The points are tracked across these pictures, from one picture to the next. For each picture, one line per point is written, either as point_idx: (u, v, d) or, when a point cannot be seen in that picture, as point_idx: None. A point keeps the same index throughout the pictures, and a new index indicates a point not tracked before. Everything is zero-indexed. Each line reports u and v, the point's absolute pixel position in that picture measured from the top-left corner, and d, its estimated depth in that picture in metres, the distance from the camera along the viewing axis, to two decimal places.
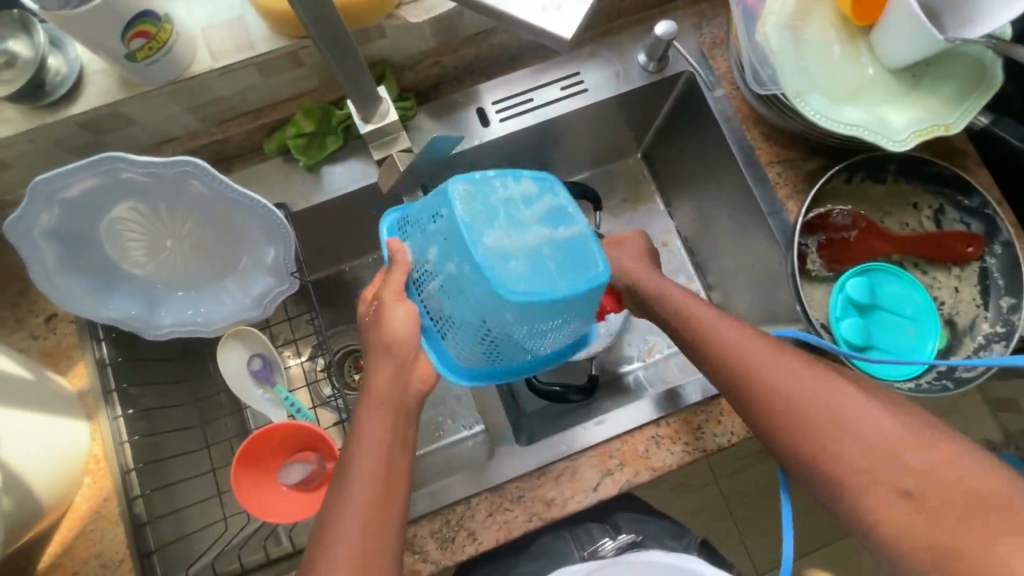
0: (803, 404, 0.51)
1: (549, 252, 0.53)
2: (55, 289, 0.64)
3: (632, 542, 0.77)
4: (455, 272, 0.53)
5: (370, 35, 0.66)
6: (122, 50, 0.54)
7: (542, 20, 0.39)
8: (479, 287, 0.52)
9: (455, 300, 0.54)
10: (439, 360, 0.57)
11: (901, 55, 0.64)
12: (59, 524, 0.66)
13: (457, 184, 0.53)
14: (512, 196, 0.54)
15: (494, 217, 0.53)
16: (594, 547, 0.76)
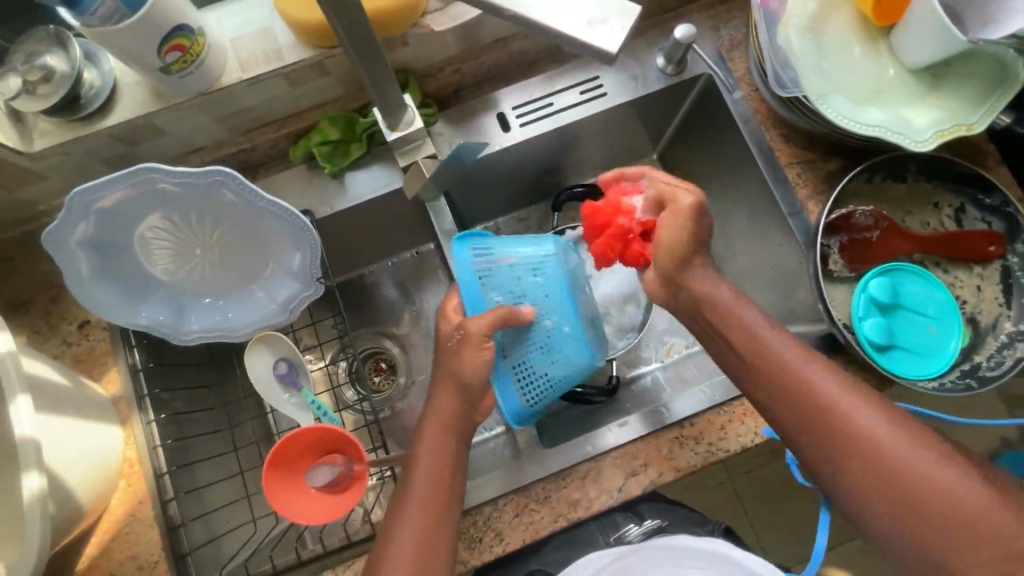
0: (832, 420, 0.53)
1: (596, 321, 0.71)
2: (88, 295, 0.65)
3: (658, 527, 0.72)
4: (551, 330, 0.66)
5: (394, 44, 0.67)
6: (157, 63, 0.56)
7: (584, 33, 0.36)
8: (564, 334, 0.66)
9: (540, 354, 0.66)
10: (509, 407, 0.65)
11: (922, 55, 0.65)
12: (96, 526, 0.68)
13: (556, 249, 0.68)
14: (574, 269, 0.70)
15: (574, 285, 0.68)
16: (620, 534, 0.71)
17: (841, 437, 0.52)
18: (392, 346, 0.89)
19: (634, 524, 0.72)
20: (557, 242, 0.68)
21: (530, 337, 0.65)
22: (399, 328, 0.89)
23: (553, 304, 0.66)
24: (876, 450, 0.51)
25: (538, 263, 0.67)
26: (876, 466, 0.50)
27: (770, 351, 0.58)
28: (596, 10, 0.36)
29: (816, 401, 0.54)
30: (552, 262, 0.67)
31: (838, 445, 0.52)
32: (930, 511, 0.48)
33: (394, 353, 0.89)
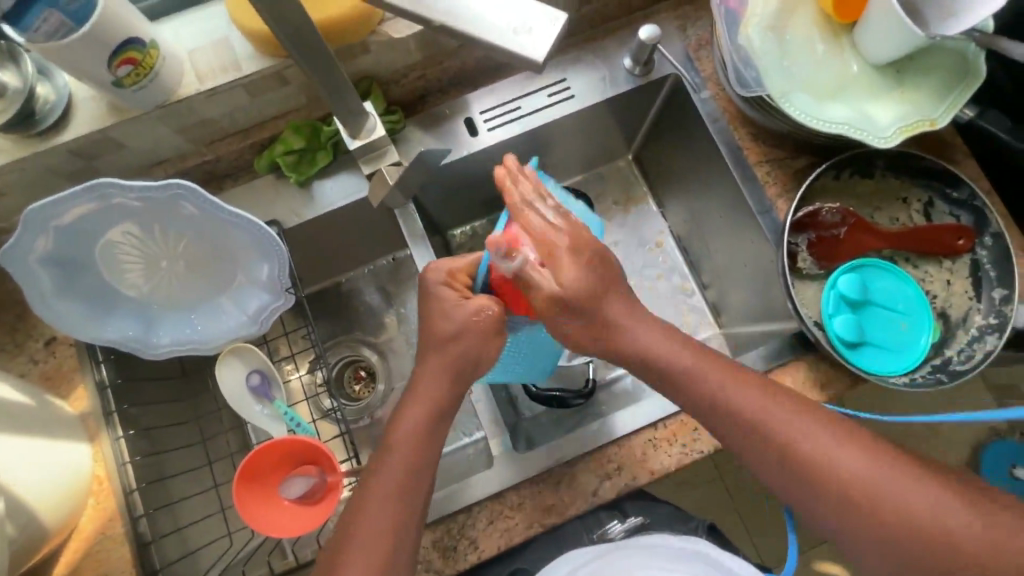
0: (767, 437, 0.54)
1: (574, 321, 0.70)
2: (51, 313, 0.65)
3: (642, 524, 0.70)
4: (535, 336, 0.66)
5: (354, 52, 0.67)
6: (109, 77, 0.55)
7: (510, 43, 0.36)
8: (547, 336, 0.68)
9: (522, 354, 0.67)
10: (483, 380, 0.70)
11: (884, 51, 0.64)
12: (65, 546, 0.67)
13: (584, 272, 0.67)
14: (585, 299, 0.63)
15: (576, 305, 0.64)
16: (603, 530, 0.70)
17: (773, 449, 0.54)
18: (370, 354, 0.88)
19: (617, 521, 0.70)
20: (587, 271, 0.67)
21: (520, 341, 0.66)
22: (376, 335, 0.89)
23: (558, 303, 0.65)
24: (807, 463, 0.53)
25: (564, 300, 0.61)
26: (803, 473, 0.53)
27: (691, 378, 0.57)
28: (523, 17, 0.36)
29: (747, 416, 0.55)
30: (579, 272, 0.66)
31: (766, 455, 0.54)
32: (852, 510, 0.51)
33: (372, 361, 0.88)
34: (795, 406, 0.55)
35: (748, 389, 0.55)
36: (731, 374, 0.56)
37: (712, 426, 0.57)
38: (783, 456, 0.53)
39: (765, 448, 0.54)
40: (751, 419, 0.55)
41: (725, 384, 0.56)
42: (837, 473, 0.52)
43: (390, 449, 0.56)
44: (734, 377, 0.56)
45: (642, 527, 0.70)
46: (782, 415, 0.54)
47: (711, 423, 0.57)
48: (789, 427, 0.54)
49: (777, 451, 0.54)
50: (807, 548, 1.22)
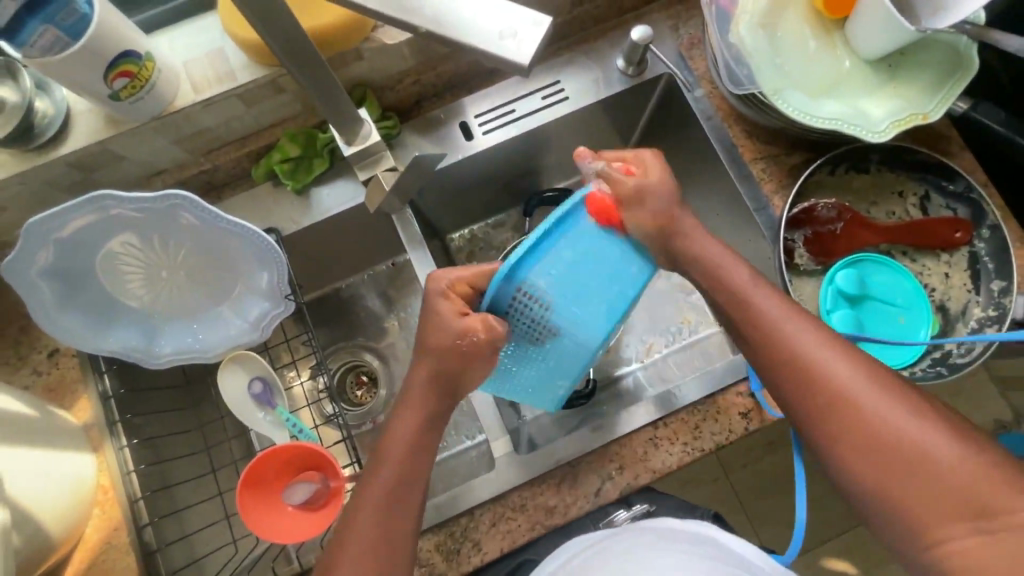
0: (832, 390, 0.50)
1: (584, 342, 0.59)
2: (54, 325, 0.65)
3: (647, 511, 0.68)
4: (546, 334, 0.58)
5: (348, 59, 0.68)
6: (105, 90, 0.56)
7: (497, 47, 0.36)
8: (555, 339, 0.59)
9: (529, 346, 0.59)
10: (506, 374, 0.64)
11: (876, 47, 0.65)
12: (71, 556, 0.67)
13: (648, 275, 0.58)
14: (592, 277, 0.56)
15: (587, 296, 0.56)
16: (609, 519, 0.68)
17: (818, 392, 0.51)
18: (371, 358, 0.89)
19: (622, 509, 0.68)
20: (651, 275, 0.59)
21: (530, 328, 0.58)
22: (377, 340, 0.89)
23: (592, 315, 0.57)
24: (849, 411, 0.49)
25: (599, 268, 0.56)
26: (844, 422, 0.49)
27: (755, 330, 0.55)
28: (508, 21, 0.36)
29: (795, 358, 0.52)
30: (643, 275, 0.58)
31: (812, 398, 0.51)
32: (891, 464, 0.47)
33: (374, 366, 0.88)
34: (847, 352, 0.52)
35: (807, 331, 0.53)
36: (787, 316, 0.55)
37: (762, 370, 0.55)
38: (831, 399, 0.50)
39: (811, 392, 0.51)
40: (801, 362, 0.52)
41: (777, 325, 0.54)
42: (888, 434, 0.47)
43: (394, 455, 0.56)
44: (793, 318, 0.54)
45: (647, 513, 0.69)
46: (833, 359, 0.51)
47: (761, 367, 0.55)
48: (839, 368, 0.51)
49: (824, 396, 0.50)
50: (813, 545, 1.22)
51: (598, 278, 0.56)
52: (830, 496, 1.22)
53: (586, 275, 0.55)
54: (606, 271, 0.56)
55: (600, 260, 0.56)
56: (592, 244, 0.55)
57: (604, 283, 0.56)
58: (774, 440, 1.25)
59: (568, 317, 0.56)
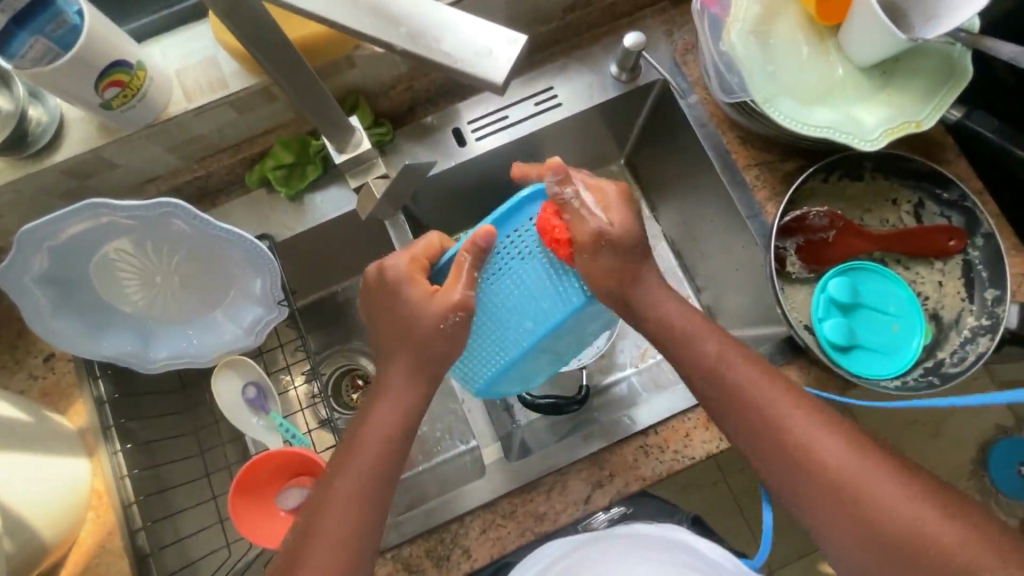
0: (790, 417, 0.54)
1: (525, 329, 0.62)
2: (49, 331, 0.66)
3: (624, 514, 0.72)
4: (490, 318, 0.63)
5: (341, 66, 0.68)
6: (96, 99, 0.56)
7: (470, 67, 0.36)
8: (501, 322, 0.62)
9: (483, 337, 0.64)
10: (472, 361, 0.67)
11: (869, 54, 0.64)
12: (66, 559, 0.68)
13: (577, 300, 0.59)
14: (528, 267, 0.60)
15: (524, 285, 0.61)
16: (588, 522, 0.70)
17: (776, 437, 0.54)
18: (366, 362, 0.89)
19: (601, 510, 0.69)
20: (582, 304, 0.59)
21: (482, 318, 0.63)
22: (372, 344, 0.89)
23: (514, 327, 0.61)
24: (805, 459, 0.52)
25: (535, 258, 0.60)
26: (798, 469, 0.53)
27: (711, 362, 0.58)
28: (482, 39, 0.37)
29: (754, 410, 0.55)
30: (573, 298, 0.59)
31: (767, 447, 0.54)
32: (839, 509, 0.50)
33: (369, 369, 0.89)
34: (800, 407, 0.55)
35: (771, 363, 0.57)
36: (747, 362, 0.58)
37: (721, 418, 0.58)
38: (782, 449, 0.54)
39: (764, 444, 0.55)
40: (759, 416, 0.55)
41: (734, 379, 0.57)
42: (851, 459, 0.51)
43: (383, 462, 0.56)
44: (750, 374, 0.57)
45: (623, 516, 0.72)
46: (789, 413, 0.54)
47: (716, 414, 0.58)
48: (796, 423, 0.54)
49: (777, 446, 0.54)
50: (811, 549, 1.21)
51: (523, 290, 0.60)
52: None
53: (512, 287, 0.60)
54: (533, 287, 0.60)
55: (526, 274, 0.60)
56: (520, 254, 0.60)
57: (528, 299, 0.60)
58: None
59: (494, 324, 0.62)
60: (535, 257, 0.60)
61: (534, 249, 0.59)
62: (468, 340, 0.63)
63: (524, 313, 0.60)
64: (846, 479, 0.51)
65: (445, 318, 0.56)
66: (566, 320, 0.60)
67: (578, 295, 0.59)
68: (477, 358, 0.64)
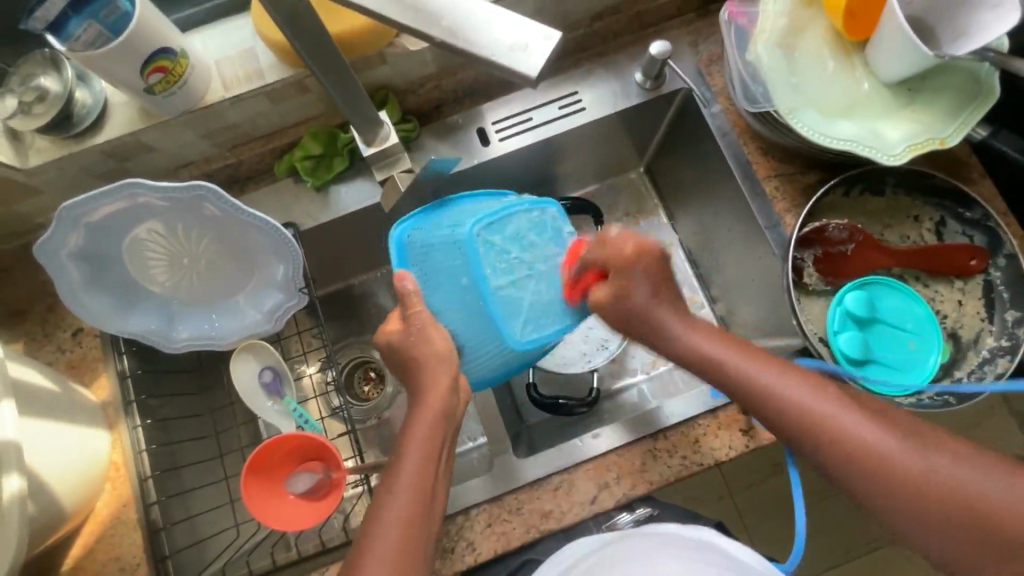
0: (827, 425, 0.52)
1: (510, 270, 0.59)
2: (79, 305, 0.68)
3: (651, 515, 0.72)
4: (468, 295, 0.59)
5: (372, 63, 0.70)
6: (140, 84, 0.59)
7: (504, 58, 0.38)
8: (474, 287, 0.59)
9: (478, 324, 0.59)
10: (477, 361, 0.61)
11: (894, 70, 0.65)
12: (81, 529, 0.70)
13: (474, 223, 0.59)
14: (444, 237, 0.63)
15: (470, 248, 0.59)
16: (611, 522, 0.71)
17: (821, 435, 0.52)
18: (380, 355, 0.90)
19: (626, 512, 0.71)
20: (477, 220, 0.60)
21: (462, 306, 0.60)
22: None
23: (465, 295, 0.59)
24: (878, 461, 0.50)
25: (452, 234, 0.61)
26: (865, 466, 0.50)
27: (718, 359, 0.57)
28: (518, 35, 0.38)
29: (806, 414, 0.53)
30: (467, 229, 0.60)
31: (831, 451, 0.52)
32: (934, 515, 0.48)
33: (382, 362, 0.90)
34: (845, 401, 0.53)
35: (785, 373, 0.55)
36: (758, 360, 0.56)
37: (765, 420, 0.55)
38: (833, 440, 0.52)
39: (828, 451, 0.52)
40: (818, 424, 0.52)
41: (785, 390, 0.54)
42: (892, 459, 0.49)
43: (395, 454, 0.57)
44: (797, 384, 0.54)
45: (650, 517, 0.71)
46: (848, 418, 0.52)
47: (765, 419, 0.55)
48: (857, 423, 0.51)
49: (842, 450, 0.51)
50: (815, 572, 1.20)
51: (448, 272, 0.61)
52: (835, 524, 1.21)
53: (440, 279, 0.61)
54: (451, 263, 0.61)
55: (441, 261, 0.62)
56: (423, 257, 0.63)
57: (452, 272, 0.61)
58: (780, 464, 1.23)
59: (461, 315, 0.60)
60: (443, 243, 0.62)
61: (427, 243, 0.63)
62: (460, 345, 0.61)
63: (457, 280, 0.60)
64: (906, 470, 0.49)
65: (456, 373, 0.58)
66: (485, 243, 0.60)
67: (466, 226, 0.60)
68: (475, 346, 0.60)
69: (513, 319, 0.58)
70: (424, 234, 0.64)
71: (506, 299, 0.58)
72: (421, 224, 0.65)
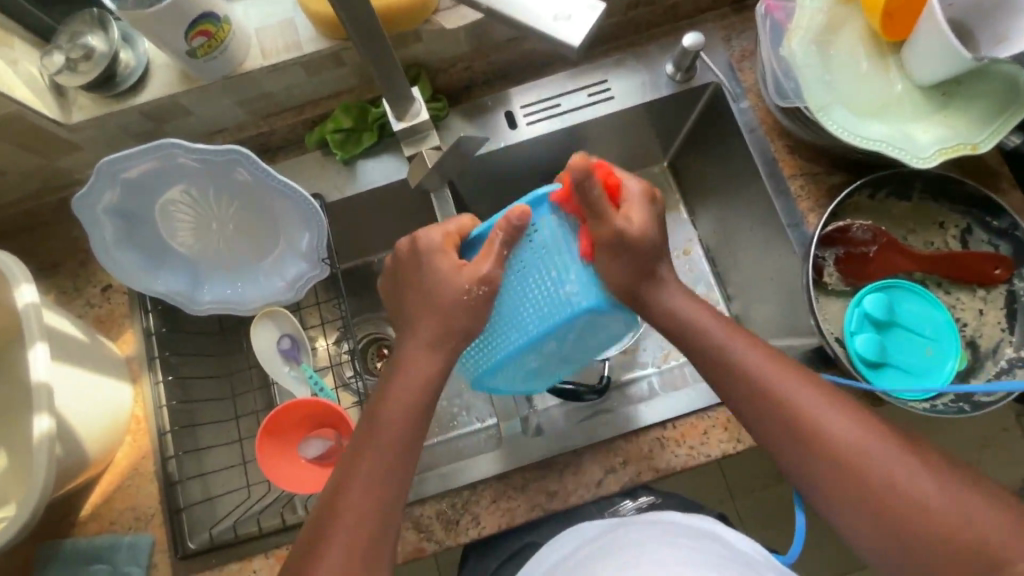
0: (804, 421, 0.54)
1: (544, 342, 0.60)
2: (110, 260, 0.70)
3: (653, 502, 0.72)
4: (512, 311, 0.60)
5: (407, 39, 0.71)
6: (184, 47, 0.60)
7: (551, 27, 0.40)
8: (518, 304, 0.60)
9: (489, 345, 0.63)
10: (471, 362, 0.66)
11: (930, 73, 0.64)
12: (100, 478, 0.72)
13: (576, 307, 0.57)
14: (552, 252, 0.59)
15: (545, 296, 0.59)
16: (615, 508, 0.72)
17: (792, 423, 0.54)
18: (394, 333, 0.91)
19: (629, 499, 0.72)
20: (588, 305, 0.57)
21: (506, 306, 0.61)
22: None
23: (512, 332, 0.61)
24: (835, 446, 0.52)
25: (550, 261, 0.59)
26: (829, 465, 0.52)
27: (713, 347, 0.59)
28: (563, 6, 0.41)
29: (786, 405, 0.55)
30: (568, 293, 0.58)
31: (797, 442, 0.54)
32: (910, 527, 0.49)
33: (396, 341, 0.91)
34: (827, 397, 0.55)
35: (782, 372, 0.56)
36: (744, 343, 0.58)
37: (747, 410, 0.57)
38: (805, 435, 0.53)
39: (792, 436, 0.54)
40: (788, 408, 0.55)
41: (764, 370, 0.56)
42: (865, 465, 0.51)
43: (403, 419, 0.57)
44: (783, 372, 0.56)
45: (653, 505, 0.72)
46: (820, 405, 0.54)
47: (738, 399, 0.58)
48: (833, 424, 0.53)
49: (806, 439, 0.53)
50: None
51: (513, 314, 0.61)
52: (836, 535, 1.20)
53: (519, 300, 0.60)
54: (539, 291, 0.59)
55: (531, 267, 0.60)
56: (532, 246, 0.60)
57: (532, 292, 0.60)
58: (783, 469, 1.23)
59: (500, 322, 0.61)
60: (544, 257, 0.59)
61: (545, 262, 0.59)
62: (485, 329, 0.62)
63: (517, 328, 0.60)
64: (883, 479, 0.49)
65: (467, 291, 0.58)
66: (546, 334, 0.59)
67: (579, 300, 0.57)
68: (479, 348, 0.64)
69: (506, 376, 0.65)
70: (566, 236, 0.59)
71: (518, 363, 0.63)
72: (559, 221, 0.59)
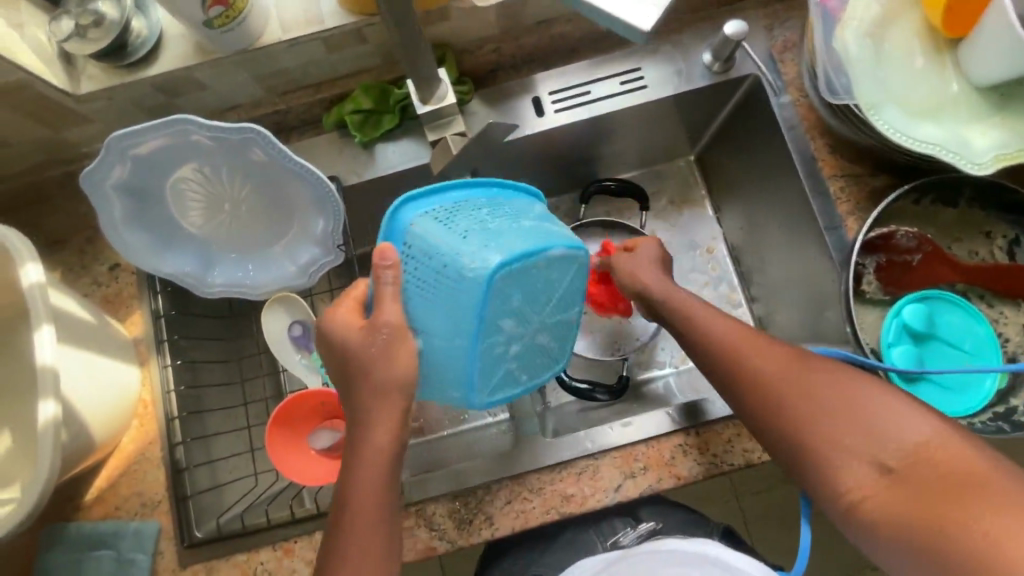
0: (842, 407, 0.51)
1: (498, 323, 0.51)
2: (118, 239, 0.67)
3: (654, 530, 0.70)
4: (439, 327, 0.51)
5: (434, 17, 0.67)
6: (200, 16, 0.57)
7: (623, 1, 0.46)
8: (448, 313, 0.50)
9: (440, 367, 0.53)
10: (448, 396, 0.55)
11: (990, 74, 0.60)
12: (106, 461, 0.70)
13: (497, 268, 0.48)
14: (435, 243, 0.51)
15: (456, 283, 0.49)
16: (617, 538, 0.70)
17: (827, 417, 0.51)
18: None
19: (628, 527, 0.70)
20: (502, 261, 0.49)
21: (432, 324, 0.51)
22: None
23: (450, 337, 0.51)
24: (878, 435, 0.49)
25: (439, 258, 0.50)
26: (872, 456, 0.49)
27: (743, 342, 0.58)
28: None
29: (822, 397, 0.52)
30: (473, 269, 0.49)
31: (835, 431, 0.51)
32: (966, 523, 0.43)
33: None
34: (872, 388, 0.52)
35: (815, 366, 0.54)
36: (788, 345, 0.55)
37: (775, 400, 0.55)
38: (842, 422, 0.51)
39: (826, 423, 0.51)
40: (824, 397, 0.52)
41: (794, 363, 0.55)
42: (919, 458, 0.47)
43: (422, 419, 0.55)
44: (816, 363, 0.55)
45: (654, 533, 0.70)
46: (859, 395, 0.51)
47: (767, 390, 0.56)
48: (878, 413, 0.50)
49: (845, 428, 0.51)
50: None
51: (442, 322, 0.50)
52: (843, 542, 1.19)
53: (436, 309, 0.50)
54: (446, 290, 0.50)
55: (422, 271, 0.51)
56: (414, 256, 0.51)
57: (442, 297, 0.50)
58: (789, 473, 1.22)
59: (437, 341, 0.51)
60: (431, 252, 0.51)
61: (433, 257, 0.50)
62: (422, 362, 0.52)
63: (452, 338, 0.51)
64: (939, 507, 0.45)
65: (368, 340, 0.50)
66: (485, 315, 0.50)
67: (489, 262, 0.49)
68: (436, 377, 0.53)
69: (487, 383, 0.54)
70: (444, 218, 0.52)
71: (488, 359, 0.52)
72: (423, 209, 0.53)
